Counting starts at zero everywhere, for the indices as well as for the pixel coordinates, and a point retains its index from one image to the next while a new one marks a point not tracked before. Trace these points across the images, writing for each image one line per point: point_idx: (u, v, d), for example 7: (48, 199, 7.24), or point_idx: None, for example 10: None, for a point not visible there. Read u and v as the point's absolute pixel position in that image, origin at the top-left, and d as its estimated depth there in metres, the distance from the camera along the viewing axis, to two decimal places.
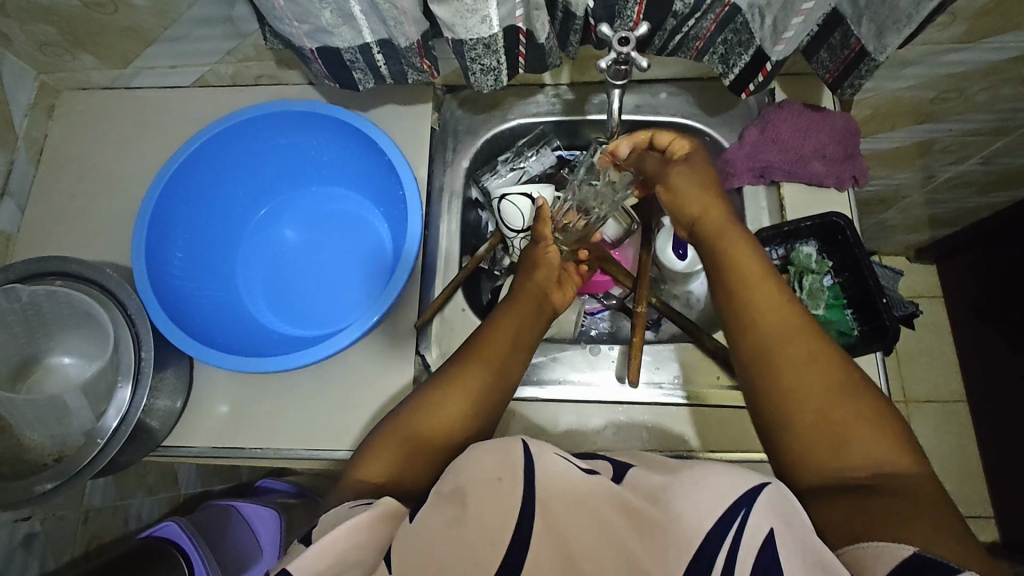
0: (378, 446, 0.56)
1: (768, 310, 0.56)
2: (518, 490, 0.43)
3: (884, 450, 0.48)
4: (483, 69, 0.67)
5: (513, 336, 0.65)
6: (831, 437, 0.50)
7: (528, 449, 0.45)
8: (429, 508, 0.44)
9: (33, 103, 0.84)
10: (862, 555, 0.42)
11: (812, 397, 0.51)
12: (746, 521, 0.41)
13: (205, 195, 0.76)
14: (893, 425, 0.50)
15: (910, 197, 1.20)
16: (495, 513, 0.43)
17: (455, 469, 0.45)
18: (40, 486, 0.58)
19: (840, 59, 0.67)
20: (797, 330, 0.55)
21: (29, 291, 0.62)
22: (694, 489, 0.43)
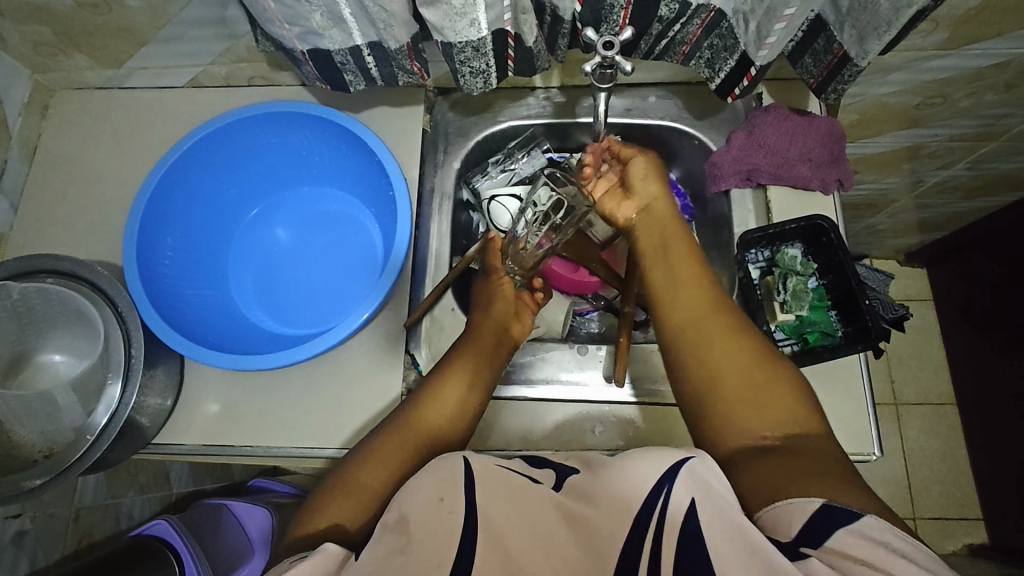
0: (335, 491, 0.56)
1: (693, 294, 0.63)
2: (459, 510, 0.47)
3: (792, 413, 0.54)
4: (472, 72, 0.67)
5: (472, 359, 0.67)
6: (743, 403, 0.55)
7: (470, 464, 0.50)
8: (373, 542, 0.46)
9: (27, 102, 0.84)
10: (779, 516, 0.46)
11: (728, 372, 0.56)
12: (669, 495, 0.45)
13: (197, 192, 0.77)
14: (796, 387, 0.56)
15: (899, 201, 1.21)
16: (436, 536, 0.45)
17: (399, 498, 0.48)
18: (29, 482, 0.59)
19: (824, 64, 0.68)
20: (713, 312, 0.61)
21: (20, 288, 0.63)
22: (626, 472, 0.48)
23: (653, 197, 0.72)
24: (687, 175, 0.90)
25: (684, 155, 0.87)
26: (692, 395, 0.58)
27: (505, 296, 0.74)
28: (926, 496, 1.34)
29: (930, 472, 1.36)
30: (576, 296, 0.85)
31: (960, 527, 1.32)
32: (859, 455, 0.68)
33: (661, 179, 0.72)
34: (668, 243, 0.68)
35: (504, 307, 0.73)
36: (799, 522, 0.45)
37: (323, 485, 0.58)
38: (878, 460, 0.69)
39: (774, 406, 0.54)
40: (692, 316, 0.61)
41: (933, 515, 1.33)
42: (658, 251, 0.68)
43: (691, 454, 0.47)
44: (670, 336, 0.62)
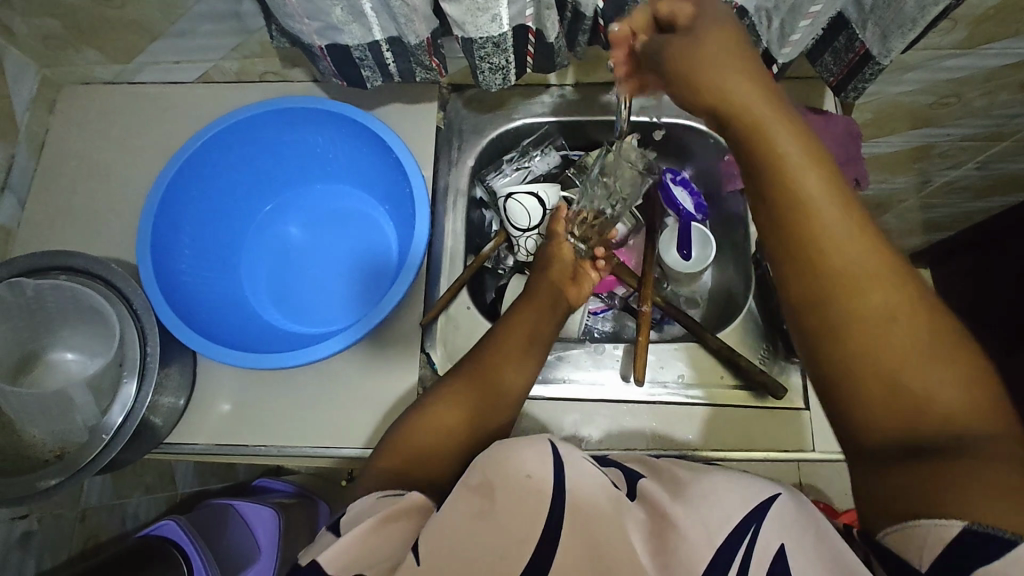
0: (387, 450, 0.55)
1: (839, 234, 0.42)
2: (546, 491, 0.43)
3: (964, 401, 0.39)
4: (491, 68, 0.67)
5: (521, 346, 0.63)
6: (899, 386, 0.40)
7: (556, 451, 0.44)
8: (457, 499, 0.43)
9: (34, 97, 0.83)
10: (908, 536, 0.37)
11: (873, 342, 0.41)
12: (757, 536, 0.42)
13: (211, 191, 0.76)
14: (975, 371, 0.40)
15: (907, 201, 1.22)
16: (523, 510, 0.42)
17: (484, 461, 0.44)
18: (44, 482, 0.58)
19: (844, 63, 0.68)
20: (870, 262, 0.42)
21: (34, 285, 0.62)
22: (706, 501, 0.43)
23: (737, 91, 0.45)
24: (700, 173, 0.88)
25: (699, 154, 0.86)
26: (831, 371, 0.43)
27: (563, 260, 0.72)
28: None
29: None
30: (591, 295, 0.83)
31: None
32: None
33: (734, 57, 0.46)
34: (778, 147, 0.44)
35: (560, 270, 0.71)
36: (929, 552, 0.36)
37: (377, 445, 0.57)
38: None
39: (946, 399, 0.39)
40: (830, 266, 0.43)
41: None
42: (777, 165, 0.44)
43: (779, 493, 0.44)
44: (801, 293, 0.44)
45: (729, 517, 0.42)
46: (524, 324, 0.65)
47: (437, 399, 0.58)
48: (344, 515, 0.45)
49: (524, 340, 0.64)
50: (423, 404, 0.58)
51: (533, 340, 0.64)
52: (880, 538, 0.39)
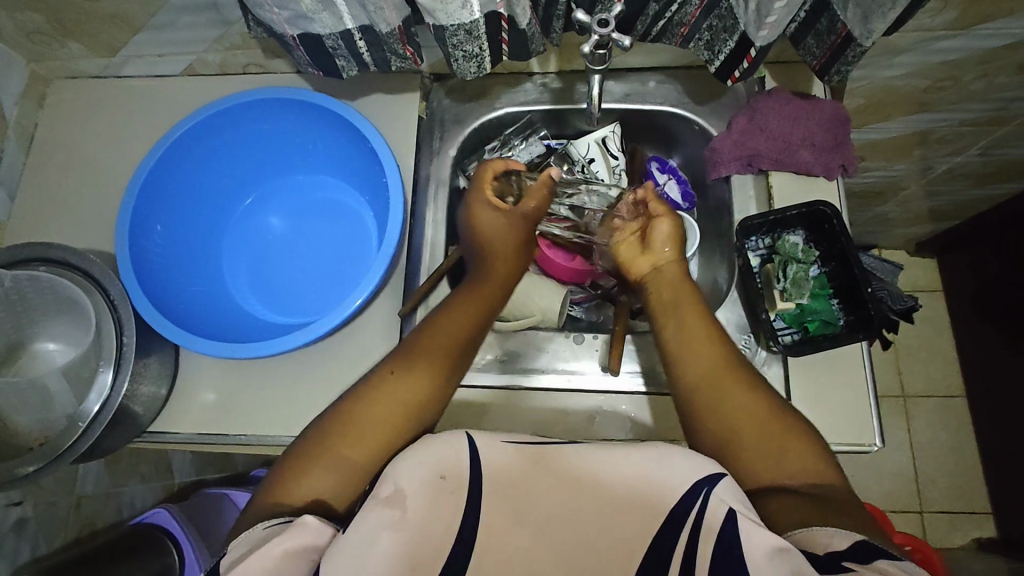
0: (313, 459, 0.56)
1: (700, 340, 0.63)
2: (459, 490, 0.50)
3: (809, 461, 0.54)
4: (465, 55, 0.66)
5: (457, 333, 0.64)
6: (766, 451, 0.56)
7: (471, 443, 0.51)
8: (366, 512, 0.47)
9: (23, 92, 0.84)
10: (814, 537, 0.47)
11: (739, 427, 0.57)
12: (707, 500, 0.47)
13: (190, 183, 0.76)
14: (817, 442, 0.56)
15: (909, 189, 1.19)
16: (436, 509, 0.49)
17: (393, 471, 0.50)
18: (22, 469, 0.59)
19: (827, 45, 0.66)
20: (726, 373, 0.60)
21: (12, 276, 0.63)
22: (661, 469, 0.50)
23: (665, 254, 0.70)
24: (689, 161, 0.88)
25: (685, 141, 0.85)
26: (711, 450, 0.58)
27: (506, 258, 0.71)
28: (934, 489, 1.34)
29: (939, 467, 1.35)
30: (573, 286, 0.84)
31: (966, 521, 1.32)
32: (859, 445, 0.67)
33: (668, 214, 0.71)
34: (680, 300, 0.67)
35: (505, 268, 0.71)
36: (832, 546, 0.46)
37: (293, 452, 0.57)
38: (879, 450, 0.67)
39: (798, 458, 0.55)
40: (698, 368, 0.61)
41: (940, 509, 1.33)
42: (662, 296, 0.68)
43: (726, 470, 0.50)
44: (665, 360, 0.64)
45: (684, 481, 0.49)
46: (449, 330, 0.64)
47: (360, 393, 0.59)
48: (225, 556, 0.47)
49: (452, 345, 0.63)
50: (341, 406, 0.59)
51: (471, 326, 0.65)
52: (788, 534, 0.49)
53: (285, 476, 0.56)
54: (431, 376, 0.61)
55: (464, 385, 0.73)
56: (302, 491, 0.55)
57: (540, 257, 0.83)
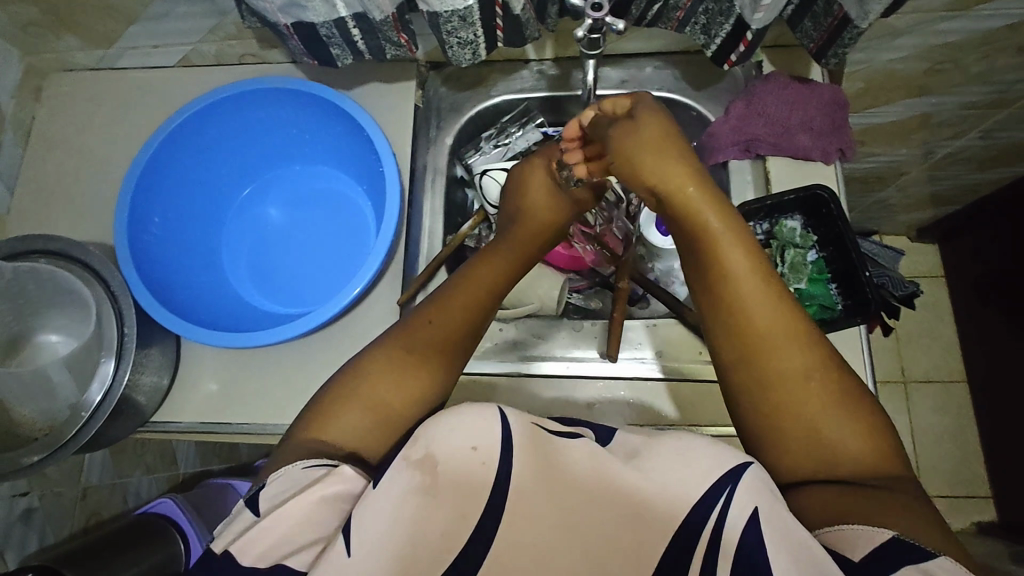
0: (342, 400, 0.56)
1: (759, 313, 0.51)
2: (490, 463, 0.46)
3: (866, 451, 0.48)
4: (460, 42, 0.66)
5: (460, 310, 0.61)
6: (816, 437, 0.49)
7: (504, 417, 0.46)
8: (394, 472, 0.45)
9: (19, 85, 0.84)
10: (844, 535, 0.43)
11: (794, 406, 0.50)
12: (732, 499, 0.44)
13: (188, 174, 0.77)
14: (874, 432, 0.49)
15: (910, 174, 1.18)
16: (464, 479, 0.46)
17: (427, 433, 0.45)
18: (26, 458, 0.59)
19: (824, 28, 0.66)
20: (786, 343, 0.51)
21: (13, 268, 0.63)
22: (681, 460, 0.45)
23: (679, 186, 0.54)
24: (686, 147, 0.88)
25: (683, 127, 0.85)
26: (742, 413, 0.52)
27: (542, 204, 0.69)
28: (934, 473, 1.34)
29: (940, 451, 1.36)
30: (572, 274, 0.84)
31: (966, 505, 1.32)
32: None
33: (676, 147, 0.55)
34: (716, 250, 0.53)
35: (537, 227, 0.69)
36: (861, 549, 0.42)
37: (321, 397, 0.57)
38: None
39: (853, 449, 0.48)
40: (753, 338, 0.51)
41: (941, 493, 1.33)
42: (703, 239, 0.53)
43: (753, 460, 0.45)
44: (711, 323, 0.54)
45: (707, 476, 0.45)
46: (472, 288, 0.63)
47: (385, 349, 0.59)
48: (265, 490, 0.49)
49: (477, 301, 0.63)
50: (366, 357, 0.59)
51: (483, 301, 0.63)
52: (817, 531, 0.45)
53: (313, 418, 0.56)
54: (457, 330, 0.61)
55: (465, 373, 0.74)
56: (332, 432, 0.54)
57: None
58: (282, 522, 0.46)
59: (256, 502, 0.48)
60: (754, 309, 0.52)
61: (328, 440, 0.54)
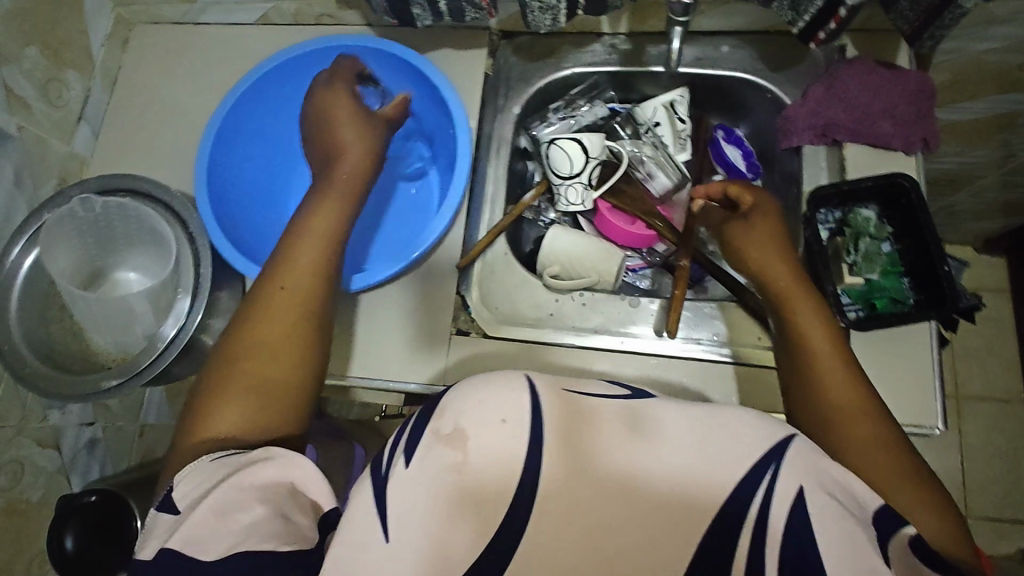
0: (218, 396, 0.54)
1: (837, 390, 0.56)
2: (520, 434, 0.44)
3: (938, 528, 0.50)
4: (541, 7, 0.66)
5: (307, 275, 0.59)
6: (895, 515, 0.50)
7: (533, 387, 0.46)
8: (426, 450, 0.44)
9: (108, 34, 0.88)
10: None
11: (878, 484, 0.51)
12: (776, 474, 0.44)
13: (267, 125, 0.80)
14: (941, 506, 0.51)
15: (985, 178, 1.12)
16: (498, 459, 0.44)
17: (457, 404, 0.45)
18: (106, 382, 0.62)
19: (922, 8, 0.63)
20: (860, 415, 0.55)
21: (102, 203, 0.67)
22: (726, 436, 0.45)
23: (784, 282, 0.63)
24: (756, 131, 0.86)
25: (756, 110, 0.84)
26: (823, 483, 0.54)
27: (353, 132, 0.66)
28: (981, 494, 1.29)
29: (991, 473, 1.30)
30: (630, 252, 0.84)
31: (1014, 531, 1.27)
32: (921, 428, 0.65)
33: (780, 241, 0.66)
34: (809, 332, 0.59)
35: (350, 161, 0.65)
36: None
37: (198, 393, 0.56)
38: (941, 434, 0.66)
39: (925, 527, 0.50)
40: (831, 411, 0.55)
41: (987, 515, 1.28)
42: (791, 319, 0.61)
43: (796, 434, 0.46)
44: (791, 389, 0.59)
45: (753, 452, 0.44)
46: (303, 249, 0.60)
47: (235, 341, 0.56)
48: (176, 490, 0.48)
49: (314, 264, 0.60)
50: (224, 349, 0.57)
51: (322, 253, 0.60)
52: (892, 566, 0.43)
53: (193, 423, 0.54)
54: (307, 292, 0.58)
55: (510, 337, 0.73)
56: (212, 431, 0.52)
57: (596, 216, 0.83)
58: (206, 507, 0.45)
59: (172, 503, 0.48)
60: (838, 388, 0.56)
61: (208, 440, 0.52)
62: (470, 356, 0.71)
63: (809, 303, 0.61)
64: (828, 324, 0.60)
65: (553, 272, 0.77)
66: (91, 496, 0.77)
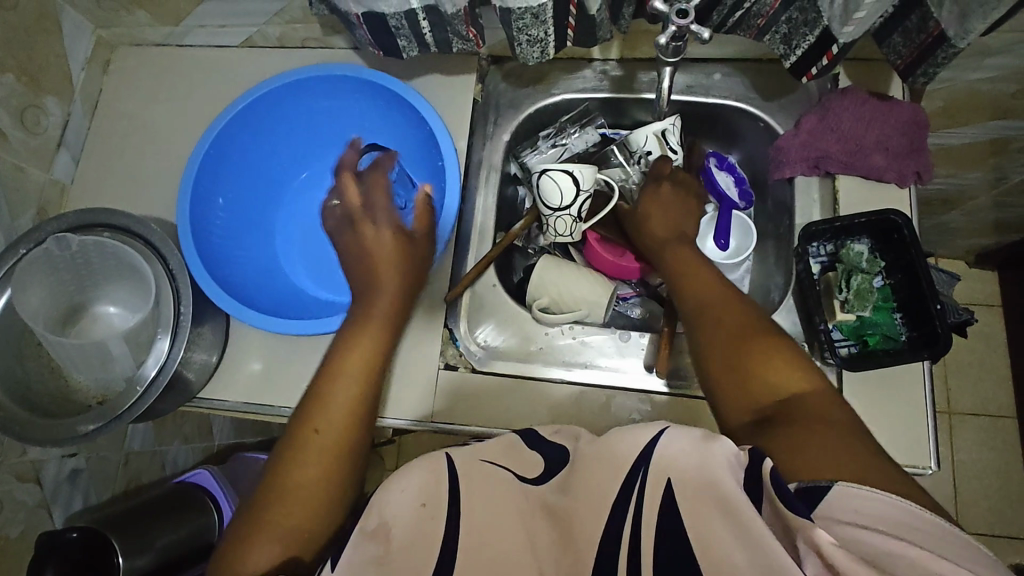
0: (247, 538, 0.49)
1: (699, 300, 0.60)
2: (441, 515, 0.42)
3: (784, 377, 0.53)
4: (529, 40, 0.65)
5: (352, 408, 0.55)
6: (745, 378, 0.54)
7: (452, 463, 0.45)
8: (352, 548, 0.41)
9: (89, 57, 0.86)
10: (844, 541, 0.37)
11: (726, 356, 0.55)
12: (646, 480, 0.40)
13: (252, 159, 0.78)
14: (794, 364, 0.54)
15: (978, 199, 1.11)
16: (419, 541, 0.41)
17: (378, 499, 0.43)
18: (84, 426, 0.61)
19: (915, 44, 0.63)
20: (716, 310, 0.59)
21: (79, 241, 0.65)
22: (609, 454, 0.42)
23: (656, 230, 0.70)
24: (748, 158, 0.85)
25: (748, 137, 0.83)
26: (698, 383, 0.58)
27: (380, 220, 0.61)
28: (973, 511, 1.29)
29: (983, 489, 1.30)
30: (619, 281, 0.83)
31: (1004, 546, 1.27)
32: (913, 466, 0.65)
33: (659, 198, 0.72)
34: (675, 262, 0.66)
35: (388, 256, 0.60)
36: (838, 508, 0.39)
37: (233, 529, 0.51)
38: (933, 473, 0.65)
39: (769, 378, 0.53)
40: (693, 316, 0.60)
41: (977, 531, 1.28)
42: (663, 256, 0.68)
43: (667, 426, 0.42)
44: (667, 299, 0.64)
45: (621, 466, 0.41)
46: (349, 382, 0.56)
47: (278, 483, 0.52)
48: None
49: (355, 399, 0.56)
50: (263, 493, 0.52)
51: (366, 386, 0.57)
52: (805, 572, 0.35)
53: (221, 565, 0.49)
54: (346, 429, 0.55)
55: (498, 373, 0.72)
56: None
57: (586, 247, 0.82)
58: None
59: None
60: (700, 298, 0.60)
61: None
62: (457, 391, 0.71)
63: (676, 248, 0.67)
64: (698, 259, 0.65)
65: (542, 305, 0.75)
66: (73, 532, 0.74)
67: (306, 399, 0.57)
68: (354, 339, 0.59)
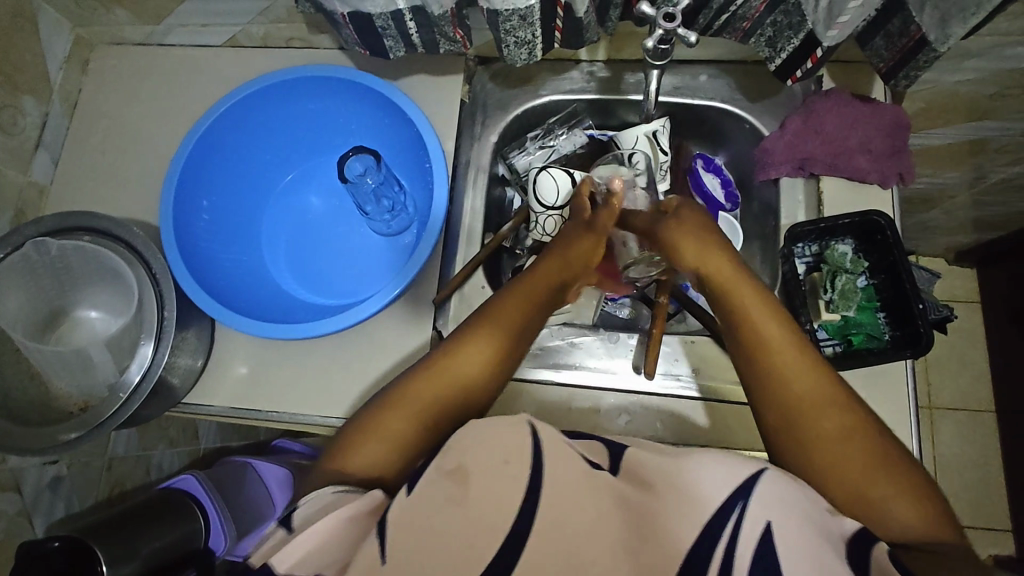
0: (363, 432, 0.54)
1: (797, 384, 0.52)
2: (523, 476, 0.43)
3: (914, 514, 0.47)
4: (517, 41, 0.65)
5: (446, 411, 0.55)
6: (867, 507, 0.48)
7: (538, 433, 0.45)
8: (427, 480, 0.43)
9: (68, 57, 0.84)
10: None
11: (843, 473, 0.49)
12: (744, 512, 0.41)
13: (237, 159, 0.78)
14: (915, 488, 0.48)
15: (957, 198, 1.13)
16: (494, 499, 0.42)
17: (461, 445, 0.45)
18: (66, 434, 0.60)
19: (897, 47, 0.64)
20: (816, 406, 0.51)
21: (58, 246, 0.64)
22: (692, 478, 0.43)
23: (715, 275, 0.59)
24: (734, 159, 0.86)
25: (734, 138, 0.83)
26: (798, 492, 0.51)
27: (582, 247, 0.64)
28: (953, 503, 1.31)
29: (962, 481, 1.33)
30: None
31: (983, 537, 1.30)
32: None
33: (714, 237, 0.61)
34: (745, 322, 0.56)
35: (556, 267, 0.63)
36: None
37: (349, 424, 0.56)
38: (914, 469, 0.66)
39: (897, 512, 0.47)
40: (792, 405, 0.52)
41: None
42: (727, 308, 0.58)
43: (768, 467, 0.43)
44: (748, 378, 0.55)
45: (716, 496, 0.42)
46: (483, 339, 0.58)
47: (401, 395, 0.56)
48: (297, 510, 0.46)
49: (480, 361, 0.58)
50: (381, 398, 0.56)
51: (497, 351, 0.58)
52: None
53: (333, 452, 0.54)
54: (470, 377, 0.57)
55: None
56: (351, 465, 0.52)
57: None
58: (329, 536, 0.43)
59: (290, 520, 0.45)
60: (796, 383, 0.52)
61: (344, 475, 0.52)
62: None
63: (751, 296, 0.57)
64: (778, 314, 0.56)
65: None
66: (56, 541, 0.72)
67: (393, 392, 0.56)
68: (479, 324, 0.59)
